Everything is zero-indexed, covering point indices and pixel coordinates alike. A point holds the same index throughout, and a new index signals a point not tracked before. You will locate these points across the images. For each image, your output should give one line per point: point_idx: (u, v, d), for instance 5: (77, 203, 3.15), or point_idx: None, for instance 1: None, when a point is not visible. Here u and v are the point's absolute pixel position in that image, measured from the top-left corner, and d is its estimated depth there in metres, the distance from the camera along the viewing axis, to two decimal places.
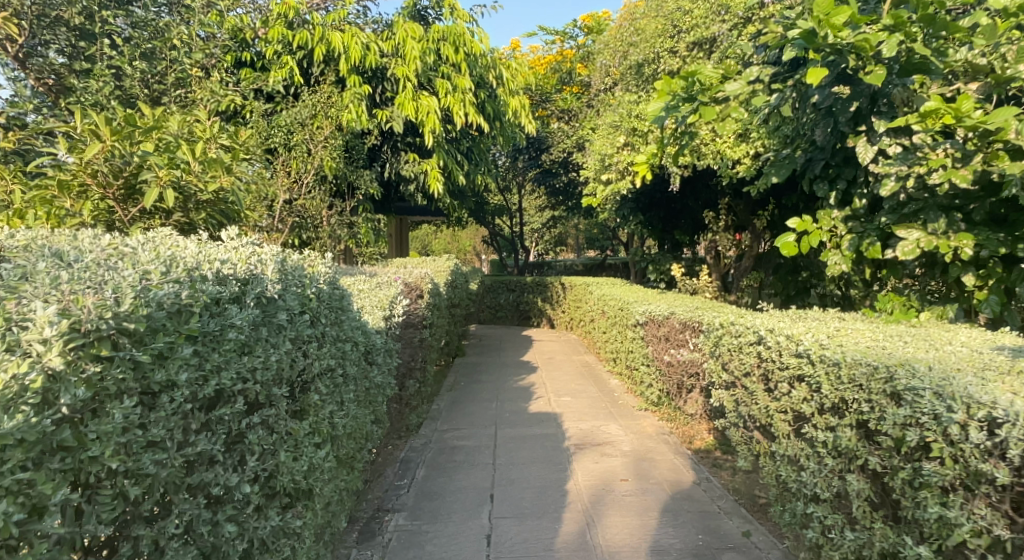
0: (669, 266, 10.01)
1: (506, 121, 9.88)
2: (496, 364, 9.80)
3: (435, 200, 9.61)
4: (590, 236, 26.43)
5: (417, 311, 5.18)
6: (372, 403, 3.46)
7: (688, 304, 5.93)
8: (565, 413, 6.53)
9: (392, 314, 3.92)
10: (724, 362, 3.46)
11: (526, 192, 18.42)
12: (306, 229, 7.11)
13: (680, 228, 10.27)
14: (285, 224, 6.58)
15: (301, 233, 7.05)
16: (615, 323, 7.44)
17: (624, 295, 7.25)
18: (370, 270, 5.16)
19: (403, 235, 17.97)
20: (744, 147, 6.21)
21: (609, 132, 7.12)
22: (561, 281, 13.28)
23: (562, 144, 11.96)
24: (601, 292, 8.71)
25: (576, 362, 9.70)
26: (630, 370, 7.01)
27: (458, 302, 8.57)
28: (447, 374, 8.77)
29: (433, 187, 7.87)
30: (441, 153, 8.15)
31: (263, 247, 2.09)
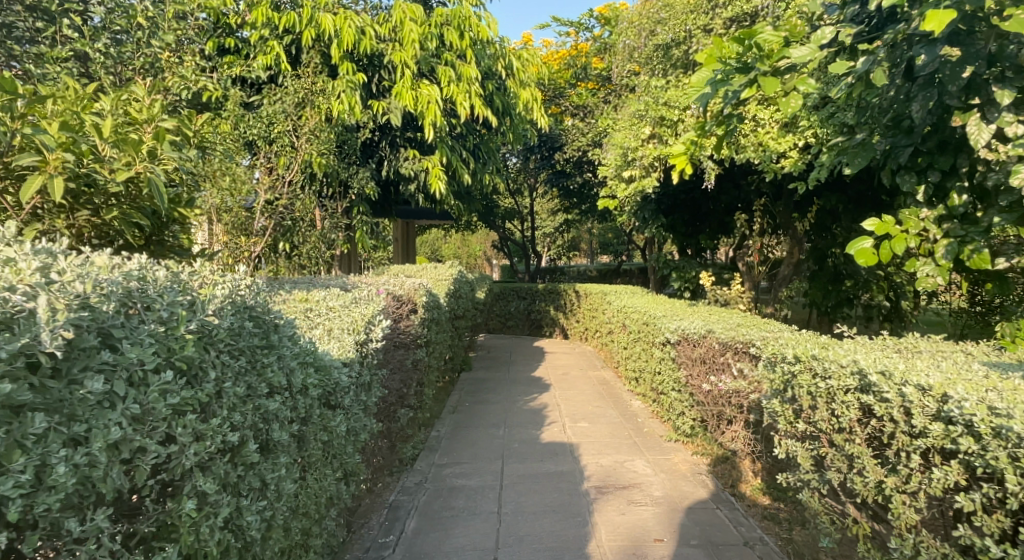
0: (693, 274, 9.15)
1: (516, 117, 9.09)
2: (504, 380, 9.00)
3: (438, 202, 8.84)
4: (603, 240, 25.51)
5: (407, 331, 4.37)
6: (336, 456, 2.67)
7: (726, 319, 5.10)
8: (583, 443, 5.70)
9: (368, 338, 3.12)
10: (803, 411, 2.55)
11: (537, 195, 17.61)
12: (294, 233, 6.43)
13: (705, 233, 9.43)
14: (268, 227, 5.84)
15: (290, 238, 6.39)
16: (637, 339, 6.59)
17: (649, 308, 6.41)
18: (352, 281, 4.38)
19: (410, 238, 17.23)
20: (789, 139, 5.37)
21: (632, 124, 6.31)
22: (575, 289, 12.45)
23: (576, 142, 11.16)
24: (619, 303, 7.86)
25: (592, 378, 8.84)
26: (657, 393, 6.16)
27: (462, 313, 7.77)
28: (451, 392, 7.98)
29: (435, 186, 7.08)
30: (444, 148, 7.37)
31: (95, 265, 1.29)
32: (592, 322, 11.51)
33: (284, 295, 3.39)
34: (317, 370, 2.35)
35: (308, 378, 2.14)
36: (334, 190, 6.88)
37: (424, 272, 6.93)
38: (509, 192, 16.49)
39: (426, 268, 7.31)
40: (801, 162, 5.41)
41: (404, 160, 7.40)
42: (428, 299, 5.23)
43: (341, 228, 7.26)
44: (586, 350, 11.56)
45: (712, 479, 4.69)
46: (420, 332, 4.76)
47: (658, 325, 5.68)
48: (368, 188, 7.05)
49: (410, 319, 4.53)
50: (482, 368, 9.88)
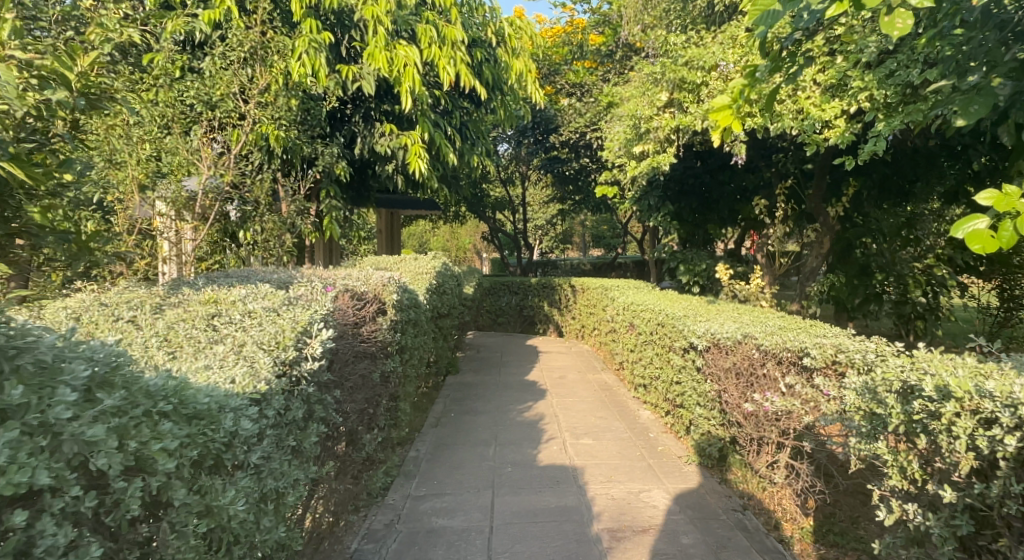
0: (703, 267, 8.29)
1: (507, 91, 8.15)
2: (495, 384, 8.12)
3: (420, 186, 7.88)
4: (597, 232, 24.63)
5: (369, 338, 3.43)
6: (245, 541, 1.76)
7: (763, 321, 4.25)
8: (587, 466, 4.82)
9: (302, 360, 2.17)
10: (950, 464, 1.74)
11: (530, 184, 16.68)
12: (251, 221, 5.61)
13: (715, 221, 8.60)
14: (207, 212, 5.08)
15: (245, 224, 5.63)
16: (649, 339, 5.70)
17: (662, 305, 5.51)
18: (299, 275, 3.43)
19: (395, 229, 16.25)
20: (834, 105, 4.50)
21: (643, 91, 5.42)
22: (571, 283, 11.58)
23: (573, 123, 10.22)
24: (625, 298, 6.99)
25: (592, 383, 7.98)
26: (672, 405, 5.28)
27: (447, 311, 6.86)
28: (435, 400, 7.09)
29: (414, 165, 6.14)
30: (426, 122, 6.42)
31: None
32: (590, 318, 10.65)
33: (188, 293, 2.46)
34: (186, 419, 1.44)
35: (153, 443, 1.24)
36: (297, 169, 5.93)
37: (402, 264, 6.04)
38: (500, 180, 15.54)
39: (405, 260, 6.34)
40: (848, 133, 4.54)
41: (379, 135, 6.43)
42: (402, 295, 4.31)
43: (307, 214, 6.32)
44: (583, 350, 10.67)
45: (750, 519, 3.81)
46: (390, 337, 3.84)
47: (677, 326, 4.75)
48: (338, 167, 6.09)
49: (375, 322, 3.59)
50: (471, 371, 8.96)
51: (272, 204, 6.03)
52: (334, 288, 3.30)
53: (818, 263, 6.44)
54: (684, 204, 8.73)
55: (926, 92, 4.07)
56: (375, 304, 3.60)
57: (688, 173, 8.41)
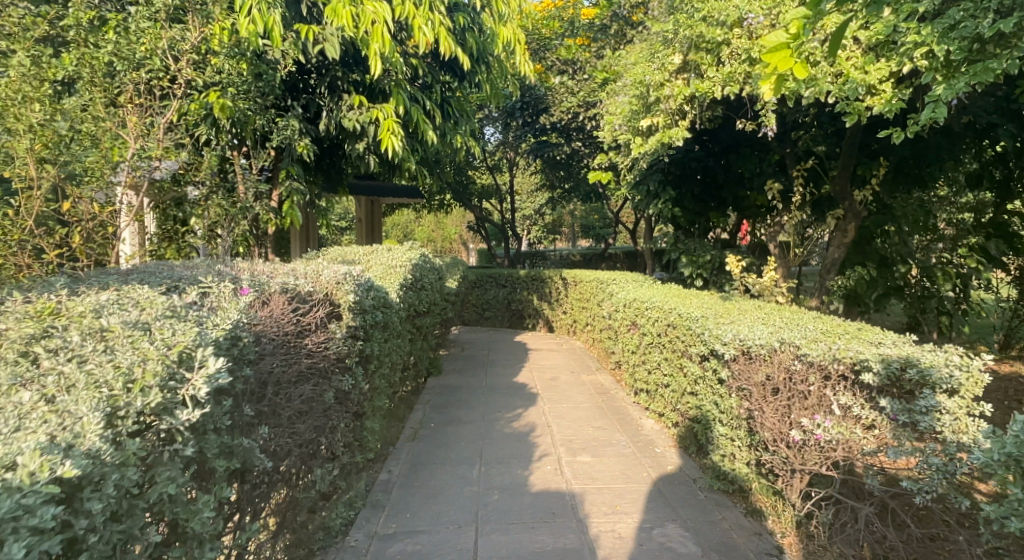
0: (708, 258, 7.64)
1: (493, 64, 7.37)
2: (480, 387, 7.40)
3: (397, 167, 7.10)
4: (587, 220, 23.94)
5: (313, 353, 2.64)
6: None
7: (800, 325, 3.54)
8: (587, 492, 4.12)
9: (183, 411, 1.41)
10: None
11: (517, 171, 15.90)
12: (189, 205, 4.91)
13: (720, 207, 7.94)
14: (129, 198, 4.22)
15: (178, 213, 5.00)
16: (655, 340, 4.97)
17: (671, 302, 4.78)
18: (226, 272, 2.66)
19: (376, 219, 15.41)
20: (880, 67, 3.81)
21: (652, 56, 4.69)
22: (562, 275, 10.89)
23: (565, 103, 9.45)
24: (625, 292, 6.25)
25: (587, 385, 7.29)
26: (684, 417, 4.60)
27: (426, 308, 6.11)
28: (413, 408, 6.36)
29: (386, 143, 5.35)
30: (401, 94, 5.64)
31: None
32: (583, 313, 9.98)
33: (18, 303, 1.68)
34: None
35: None
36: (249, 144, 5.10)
37: (373, 254, 5.27)
38: (486, 167, 14.72)
39: (375, 250, 5.40)
40: (895, 101, 3.85)
41: (347, 108, 5.63)
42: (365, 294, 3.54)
43: (265, 198, 5.53)
44: (575, 346, 9.99)
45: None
46: (348, 349, 3.05)
47: (693, 330, 4.01)
48: (300, 144, 5.29)
49: (324, 331, 2.79)
50: (454, 372, 8.22)
51: (221, 185, 5.22)
52: (262, 289, 2.49)
53: (840, 253, 5.79)
54: (686, 189, 8.05)
55: (997, 48, 3.37)
56: (322, 309, 2.79)
57: (692, 157, 7.71)
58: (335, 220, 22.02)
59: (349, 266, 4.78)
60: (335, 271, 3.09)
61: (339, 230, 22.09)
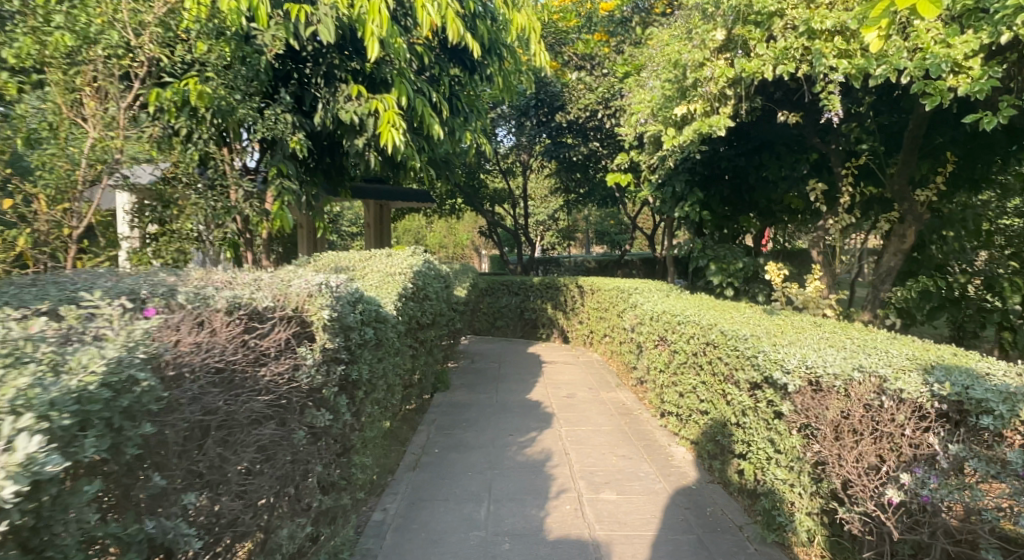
0: (739, 265, 7.00)
1: (505, 55, 6.82)
2: (491, 406, 6.79)
3: (401, 166, 6.56)
4: (602, 227, 23.30)
5: (273, 386, 2.06)
6: None
7: (878, 349, 2.91)
8: (614, 541, 3.49)
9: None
10: None
11: (531, 175, 15.34)
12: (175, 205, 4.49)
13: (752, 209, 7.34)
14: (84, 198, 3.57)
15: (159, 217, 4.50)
16: (689, 360, 4.34)
17: (707, 317, 4.15)
18: (168, 283, 2.10)
19: (385, 224, 14.92)
20: (969, 37, 3.19)
21: (688, 34, 4.10)
22: (578, 283, 10.27)
23: (582, 100, 8.87)
24: (651, 302, 5.61)
25: (607, 405, 6.66)
26: (725, 450, 3.98)
27: (430, 320, 5.53)
28: (416, 430, 5.77)
29: (387, 136, 4.82)
30: (404, 84, 5.11)
31: None
32: (601, 324, 9.35)
33: None
34: None
35: None
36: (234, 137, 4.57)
37: (370, 260, 4.71)
38: (498, 170, 14.17)
39: (375, 256, 4.87)
40: (986, 79, 3.23)
41: (345, 100, 5.10)
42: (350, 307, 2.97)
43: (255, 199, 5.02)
44: (593, 359, 9.35)
45: None
46: (325, 377, 2.48)
47: (741, 351, 3.38)
48: (293, 140, 4.80)
49: (290, 356, 2.21)
50: (463, 387, 7.64)
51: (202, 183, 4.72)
52: (198, 306, 1.90)
53: (896, 262, 5.14)
54: (714, 191, 7.42)
55: None
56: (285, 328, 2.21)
57: (722, 155, 7.10)
58: (345, 225, 21.59)
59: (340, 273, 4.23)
60: (309, 279, 2.52)
61: (349, 236, 21.62)
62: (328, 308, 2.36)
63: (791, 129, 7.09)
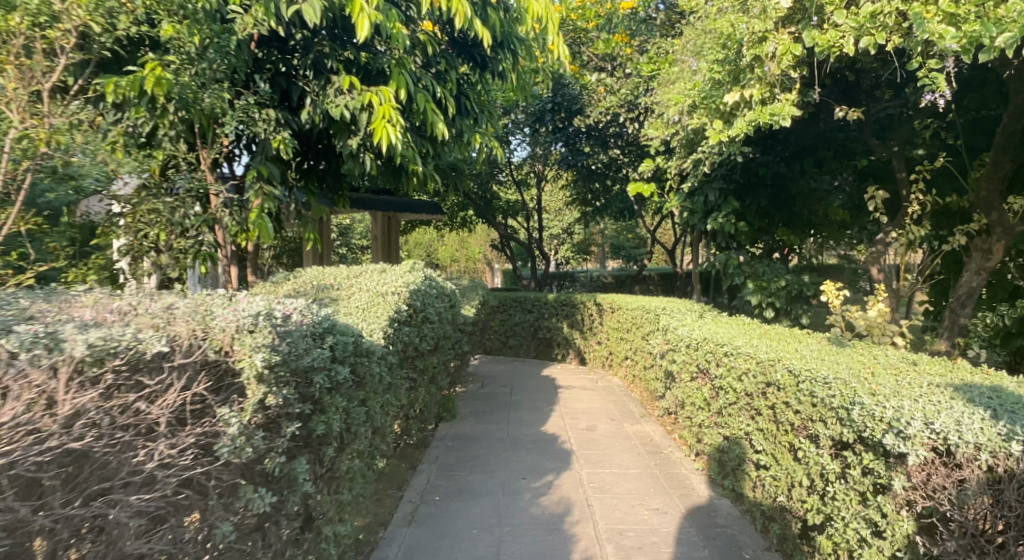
0: (781, 283, 6.21)
1: (519, 49, 6.18)
2: (501, 440, 6.03)
3: (403, 171, 5.92)
4: (618, 241, 22.51)
5: (162, 474, 1.41)
6: None
7: (1022, 403, 2.14)
8: None
9: None
10: None
11: (546, 186, 14.69)
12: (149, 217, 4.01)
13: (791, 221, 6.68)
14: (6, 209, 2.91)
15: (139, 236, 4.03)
16: (740, 401, 3.58)
17: (764, 349, 3.40)
18: (28, 315, 1.44)
19: (393, 237, 14.33)
20: None
21: (742, 6, 3.76)
22: (598, 301, 9.53)
23: (603, 103, 8.21)
24: (685, 326, 4.85)
25: (634, 441, 5.87)
26: (789, 519, 3.18)
27: (431, 345, 4.83)
28: (415, 470, 5.03)
29: (381, 133, 4.17)
30: (402, 75, 4.49)
31: None
32: (622, 345, 8.58)
33: None
34: None
35: None
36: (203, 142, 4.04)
37: (358, 276, 4.03)
38: (512, 180, 13.57)
39: (366, 272, 4.18)
40: None
41: (336, 94, 4.49)
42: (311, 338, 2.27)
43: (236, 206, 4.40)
44: (612, 385, 8.58)
45: None
46: (263, 443, 1.77)
47: (820, 398, 2.62)
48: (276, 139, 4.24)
49: (203, 424, 1.54)
50: (471, 417, 6.90)
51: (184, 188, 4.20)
52: (31, 358, 1.21)
53: (979, 282, 4.34)
54: (750, 201, 6.69)
55: None
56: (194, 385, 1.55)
57: (759, 161, 6.40)
58: (355, 238, 21.16)
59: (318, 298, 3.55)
60: (246, 304, 1.83)
61: (361, 248, 21.16)
62: (264, 351, 1.65)
63: (838, 132, 6.39)
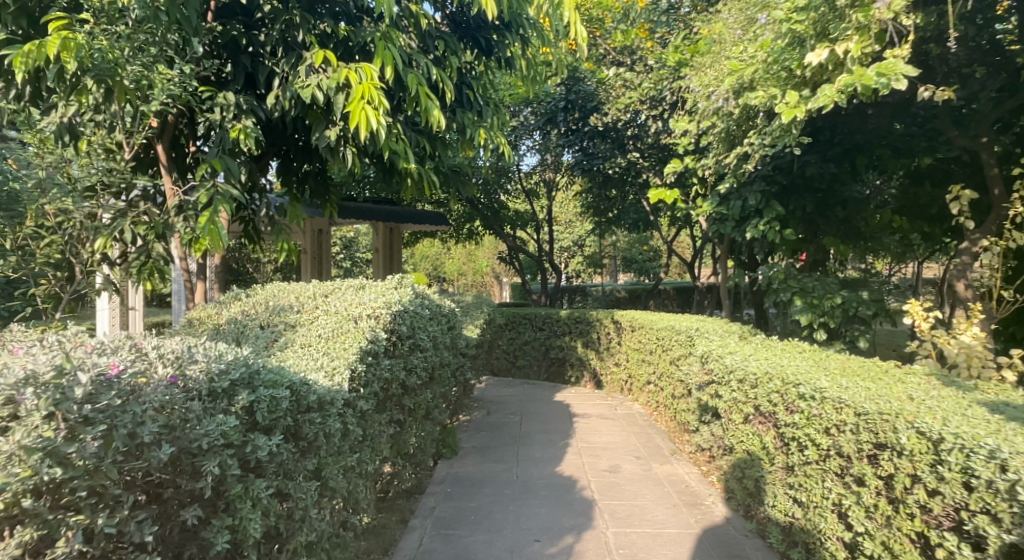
0: (836, 301, 5.32)
1: (530, 33, 5.40)
2: (509, 483, 5.14)
3: (396, 171, 5.14)
4: (631, 254, 21.59)
5: None
6: None
7: None
8: None
9: None
10: None
11: (557, 195, 13.86)
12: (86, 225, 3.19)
13: (835, 227, 5.98)
14: None
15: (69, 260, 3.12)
16: (825, 460, 2.69)
17: (861, 394, 2.53)
18: None
19: (395, 249, 13.55)
20: None
21: None
22: (616, 318, 8.66)
23: (622, 99, 7.44)
24: (731, 354, 3.98)
25: (667, 488, 4.95)
26: None
27: (424, 377, 3.99)
28: (405, 529, 4.16)
29: (360, 118, 3.37)
30: (389, 49, 3.70)
31: None
32: (645, 368, 7.70)
33: None
34: None
35: None
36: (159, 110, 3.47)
37: (327, 294, 3.20)
38: (522, 189, 12.79)
39: (341, 289, 3.35)
40: None
41: (309, 73, 3.73)
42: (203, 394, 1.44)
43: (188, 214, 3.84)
44: (634, 413, 7.68)
45: None
46: None
47: (981, 480, 1.76)
48: (233, 128, 3.74)
49: None
50: (476, 453, 6.02)
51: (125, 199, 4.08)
52: None
53: None
54: (795, 206, 5.84)
55: None
56: None
57: (807, 159, 5.56)
58: (359, 251, 20.41)
59: (270, 328, 2.78)
60: (19, 366, 1.14)
61: (366, 262, 20.33)
62: (12, 474, 0.99)
63: (896, 126, 5.56)
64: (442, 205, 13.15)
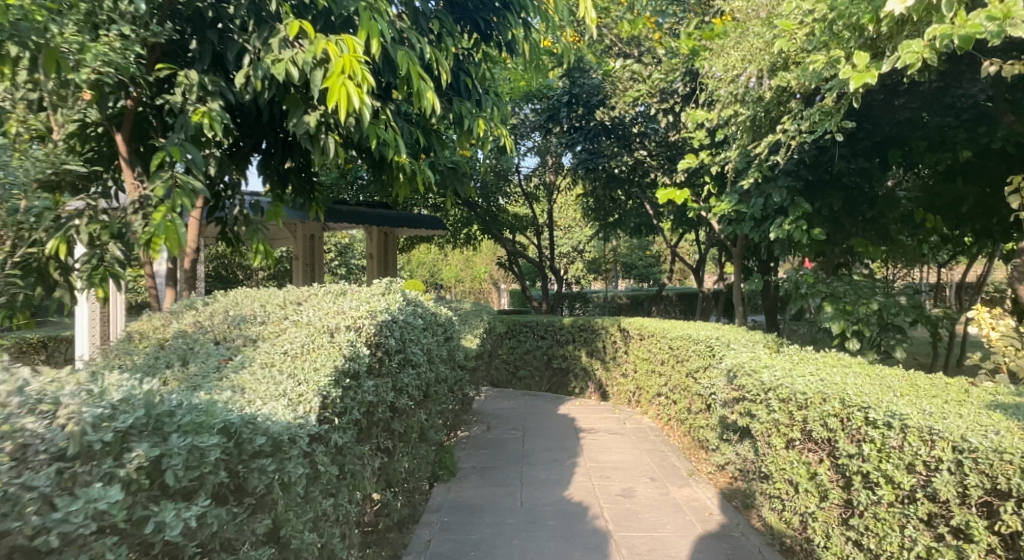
0: (871, 308, 4.84)
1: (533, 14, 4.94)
2: (512, 511, 4.62)
3: (386, 165, 4.65)
4: (632, 260, 21.12)
5: None
6: None
7: None
8: None
9: None
10: None
11: (557, 198, 13.39)
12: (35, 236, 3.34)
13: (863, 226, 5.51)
14: None
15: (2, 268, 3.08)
16: (906, 503, 2.19)
17: (957, 423, 2.03)
18: None
19: (390, 255, 13.06)
20: None
21: None
22: (623, 326, 8.17)
23: (630, 92, 7.00)
24: (769, 368, 3.48)
25: (689, 517, 4.43)
26: None
27: (416, 396, 3.49)
28: None
29: (339, 95, 2.88)
30: (374, 19, 3.22)
31: None
32: (655, 380, 7.20)
33: None
34: None
35: None
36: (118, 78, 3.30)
37: (299, 301, 2.70)
38: (521, 192, 12.32)
39: (317, 295, 2.84)
40: None
41: (283, 49, 3.26)
42: (66, 454, 0.95)
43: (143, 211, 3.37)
44: (644, 427, 7.16)
45: None
46: None
47: None
48: (195, 112, 3.27)
49: None
50: (475, 474, 5.50)
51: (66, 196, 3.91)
52: None
53: None
54: (822, 204, 5.38)
55: None
56: None
57: (835, 152, 5.11)
58: (354, 258, 19.95)
59: (226, 343, 2.29)
60: None
61: (361, 269, 19.85)
62: None
63: (932, 115, 5.11)
64: (439, 209, 12.67)
